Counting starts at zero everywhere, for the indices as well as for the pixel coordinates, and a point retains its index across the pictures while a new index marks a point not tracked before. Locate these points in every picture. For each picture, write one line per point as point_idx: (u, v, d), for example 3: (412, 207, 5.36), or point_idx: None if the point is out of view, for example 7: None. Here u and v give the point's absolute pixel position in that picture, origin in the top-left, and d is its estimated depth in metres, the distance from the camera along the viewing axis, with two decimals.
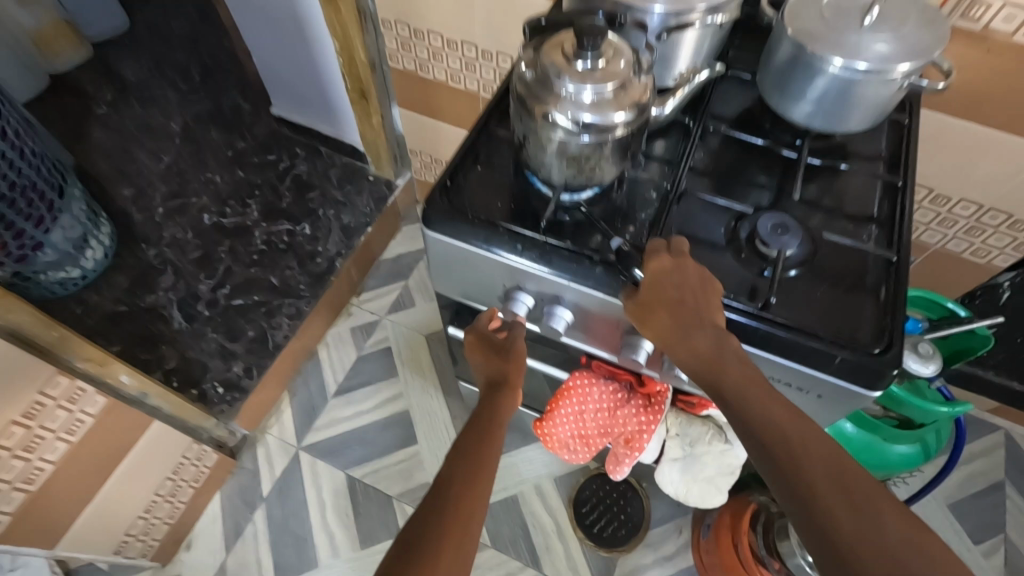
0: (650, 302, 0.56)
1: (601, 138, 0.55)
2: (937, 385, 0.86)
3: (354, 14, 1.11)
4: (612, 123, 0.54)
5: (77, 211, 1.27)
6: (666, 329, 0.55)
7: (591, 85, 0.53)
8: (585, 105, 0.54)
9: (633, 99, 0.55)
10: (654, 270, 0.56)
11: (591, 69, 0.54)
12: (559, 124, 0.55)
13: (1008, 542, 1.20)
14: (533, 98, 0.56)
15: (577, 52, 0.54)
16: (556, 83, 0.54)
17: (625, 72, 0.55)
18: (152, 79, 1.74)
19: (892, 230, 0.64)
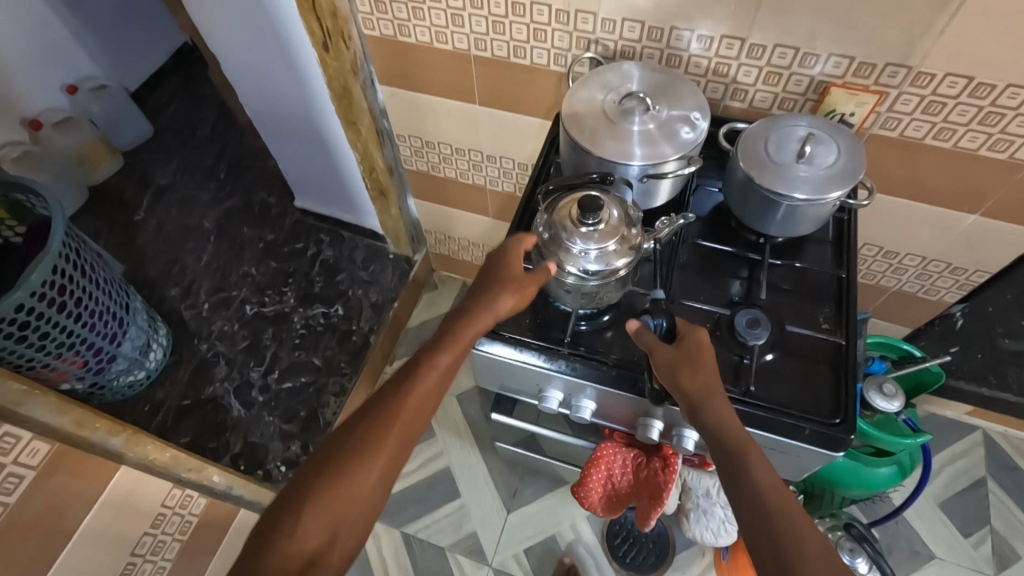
0: (689, 364, 0.70)
1: (607, 279, 0.72)
2: (903, 416, 1.02)
3: (374, 135, 1.27)
4: (615, 268, 0.72)
5: (141, 321, 1.44)
6: (699, 387, 0.68)
7: (594, 245, 0.71)
8: (592, 257, 0.71)
9: (628, 248, 0.72)
10: (701, 342, 0.71)
11: (594, 231, 0.72)
12: (570, 273, 0.72)
13: (994, 532, 1.35)
14: (550, 252, 0.73)
15: (581, 219, 0.71)
16: (568, 243, 0.72)
17: (620, 227, 0.73)
18: (183, 181, 1.91)
19: (843, 312, 0.80)
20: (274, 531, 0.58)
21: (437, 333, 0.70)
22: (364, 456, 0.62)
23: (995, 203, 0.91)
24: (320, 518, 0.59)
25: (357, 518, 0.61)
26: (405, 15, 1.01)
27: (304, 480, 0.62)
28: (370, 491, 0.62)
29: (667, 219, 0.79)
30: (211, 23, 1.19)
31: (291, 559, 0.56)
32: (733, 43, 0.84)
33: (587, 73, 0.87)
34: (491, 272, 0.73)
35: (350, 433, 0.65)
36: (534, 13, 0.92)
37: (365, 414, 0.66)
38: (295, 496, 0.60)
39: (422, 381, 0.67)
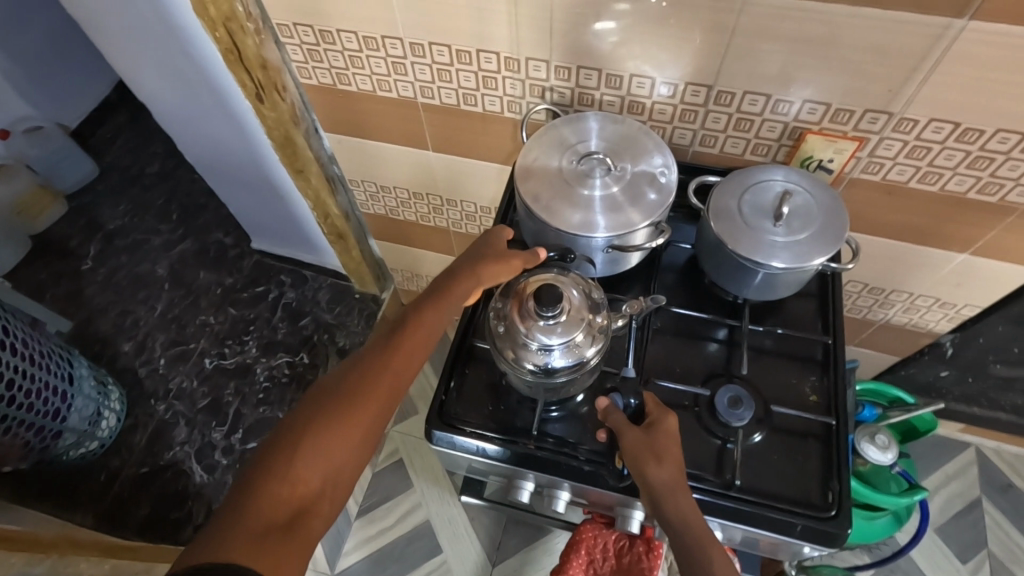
0: (655, 452, 0.63)
1: (574, 371, 0.67)
2: (898, 467, 0.96)
3: (324, 182, 1.17)
4: (586, 358, 0.67)
5: (88, 389, 1.34)
6: (666, 479, 0.61)
7: (557, 339, 0.66)
8: (557, 352, 0.66)
9: (595, 335, 0.67)
10: (670, 432, 0.65)
11: (556, 322, 0.66)
12: (529, 366, 0.67)
13: (991, 556, 1.31)
14: (506, 346, 0.68)
15: (539, 312, 0.65)
16: (529, 336, 0.66)
17: (582, 315, 0.67)
18: (133, 225, 1.79)
19: (831, 382, 0.74)
20: (260, 477, 0.54)
21: (423, 293, 0.69)
22: (353, 404, 0.59)
23: (986, 243, 0.85)
24: (310, 464, 0.55)
25: (350, 467, 0.57)
26: (342, 63, 0.92)
27: (290, 428, 0.58)
28: (361, 439, 0.58)
29: (634, 301, 0.71)
30: (134, 69, 1.08)
31: (282, 504, 0.53)
32: (699, 91, 0.77)
33: (542, 128, 0.80)
34: (472, 250, 0.73)
35: (337, 384, 0.61)
36: (481, 61, 0.84)
37: (353, 365, 0.63)
38: (281, 443, 0.56)
39: (411, 337, 0.65)
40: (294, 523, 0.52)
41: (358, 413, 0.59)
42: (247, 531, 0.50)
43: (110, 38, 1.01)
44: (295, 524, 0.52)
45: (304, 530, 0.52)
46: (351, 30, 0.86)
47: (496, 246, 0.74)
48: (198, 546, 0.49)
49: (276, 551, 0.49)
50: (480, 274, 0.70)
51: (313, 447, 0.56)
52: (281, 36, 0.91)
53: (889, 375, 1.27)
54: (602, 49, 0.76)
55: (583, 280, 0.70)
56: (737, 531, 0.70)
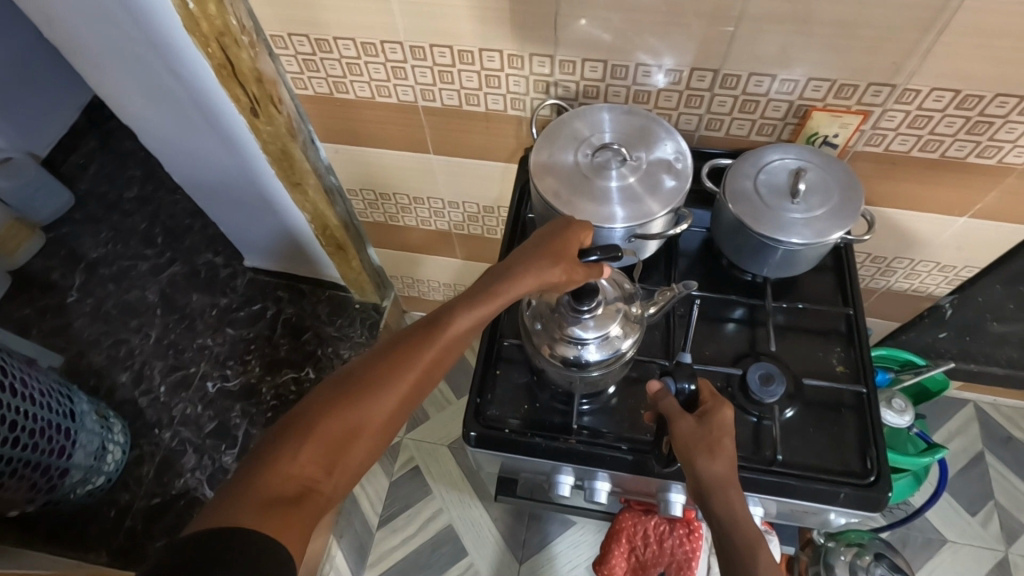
0: (707, 444, 0.62)
1: (609, 364, 0.69)
2: (914, 429, 1.00)
3: (323, 194, 1.15)
4: (622, 351, 0.69)
5: (90, 424, 1.30)
6: (718, 473, 0.60)
7: (594, 332, 0.67)
8: (591, 346, 0.68)
9: (630, 325, 0.69)
10: (724, 424, 0.63)
11: (592, 316, 0.68)
12: (567, 356, 0.69)
13: (999, 507, 1.36)
14: (543, 343, 0.70)
15: (578, 306, 0.67)
16: (564, 331, 0.68)
17: (617, 306, 0.69)
18: (116, 252, 1.74)
19: (855, 352, 0.77)
20: (273, 450, 0.54)
21: (472, 285, 0.64)
22: (377, 393, 0.58)
23: (984, 205, 0.88)
24: (325, 445, 0.55)
25: (361, 453, 0.57)
26: (339, 71, 0.91)
27: (312, 407, 0.57)
28: (377, 429, 0.58)
29: (666, 290, 0.72)
30: (117, 91, 1.05)
31: (291, 480, 0.52)
32: (705, 75, 0.78)
33: (552, 124, 0.80)
34: (543, 237, 0.65)
35: (364, 368, 0.60)
36: (484, 60, 0.83)
37: (384, 352, 0.61)
38: (301, 418, 0.56)
39: (448, 330, 0.62)
40: (300, 499, 0.52)
41: (379, 401, 0.58)
42: (252, 501, 0.50)
43: (88, 60, 0.98)
44: (300, 501, 0.52)
45: (307, 509, 0.51)
46: (348, 37, 0.85)
47: (570, 240, 0.66)
48: (206, 509, 0.50)
49: (279, 525, 0.49)
50: (543, 272, 0.64)
51: (330, 430, 0.55)
52: (276, 47, 0.90)
53: (891, 340, 1.30)
54: (609, 41, 0.76)
55: (615, 273, 0.72)
56: (778, 504, 0.71)
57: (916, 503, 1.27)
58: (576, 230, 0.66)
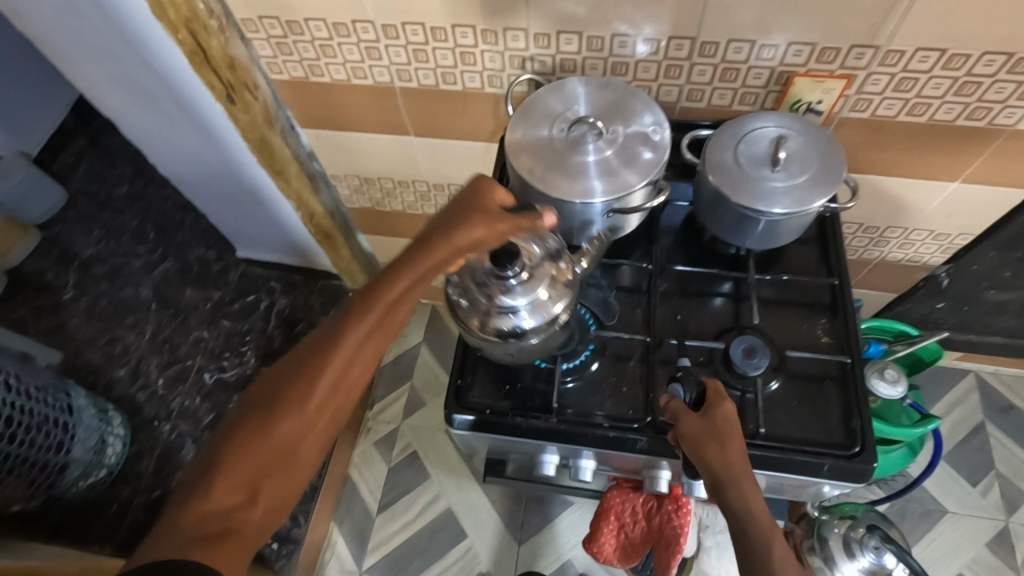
0: (715, 440, 0.61)
1: (548, 328, 0.68)
2: (908, 400, 0.99)
3: (306, 181, 1.14)
4: (554, 315, 0.68)
5: (89, 419, 1.31)
6: (732, 466, 0.60)
7: (522, 298, 0.66)
8: (524, 313, 0.67)
9: (561, 286, 0.68)
10: (729, 416, 0.63)
11: (519, 281, 0.66)
12: (502, 327, 0.68)
13: (999, 477, 1.35)
14: (472, 317, 0.68)
15: (500, 272, 0.65)
16: (492, 302, 0.67)
17: (544, 269, 0.67)
18: (109, 249, 1.74)
19: (841, 321, 0.76)
20: (191, 487, 0.52)
21: (384, 273, 0.62)
22: (294, 404, 0.56)
23: (975, 170, 0.85)
24: (246, 473, 0.53)
25: (293, 469, 0.55)
26: (313, 54, 0.89)
27: (228, 435, 0.55)
28: (305, 439, 0.56)
29: (595, 239, 0.73)
30: (94, 84, 1.03)
31: (214, 514, 0.51)
32: (682, 44, 0.76)
33: (527, 99, 0.78)
34: (453, 204, 0.66)
35: (279, 381, 0.57)
36: (457, 37, 0.81)
37: (298, 359, 0.58)
38: (219, 448, 0.54)
39: (360, 328, 0.58)
40: (226, 531, 0.50)
41: (300, 412, 0.55)
42: (175, 544, 0.49)
43: (63, 57, 0.98)
44: (228, 535, 0.50)
45: (236, 540, 0.50)
46: (319, 18, 0.83)
47: (481, 203, 0.67)
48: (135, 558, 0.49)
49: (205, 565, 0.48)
50: (455, 239, 0.63)
51: (250, 457, 0.53)
52: (247, 32, 0.89)
53: (886, 313, 1.28)
54: (584, 13, 0.74)
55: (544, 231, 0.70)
56: (763, 478, 0.71)
57: (913, 476, 1.27)
58: (489, 187, 0.68)
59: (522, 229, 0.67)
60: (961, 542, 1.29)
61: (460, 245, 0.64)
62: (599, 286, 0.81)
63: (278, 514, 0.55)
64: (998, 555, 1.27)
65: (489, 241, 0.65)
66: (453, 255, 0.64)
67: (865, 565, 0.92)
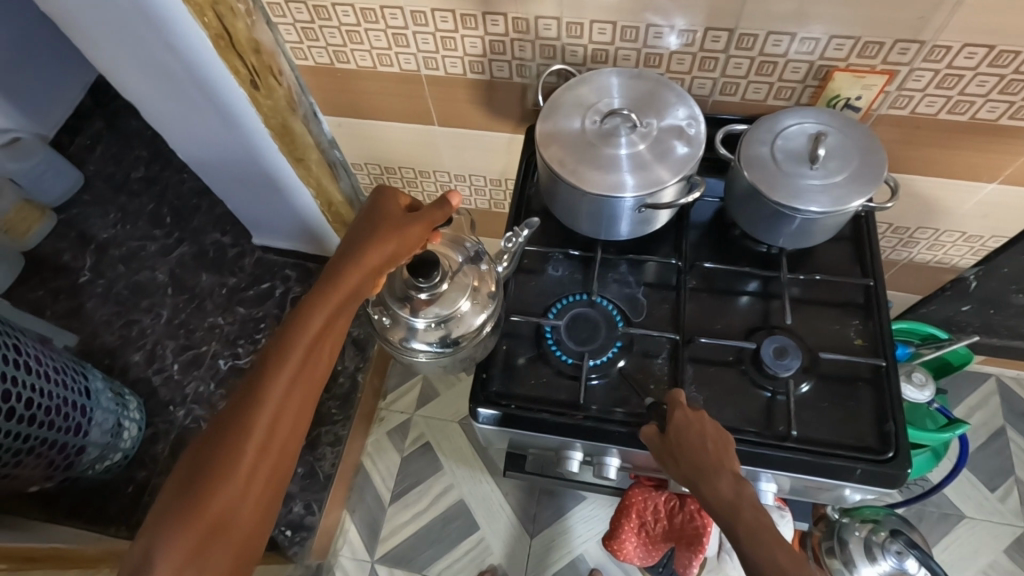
0: (672, 450, 0.63)
1: (475, 335, 0.73)
2: (934, 403, 0.97)
3: (326, 168, 1.15)
4: (477, 325, 0.72)
5: (106, 402, 1.32)
6: (685, 474, 0.61)
7: (440, 310, 0.72)
8: (446, 324, 0.72)
9: (479, 295, 0.73)
10: (679, 421, 0.64)
11: (434, 294, 0.71)
12: (429, 337, 0.73)
13: (1018, 482, 1.33)
14: (396, 331, 0.73)
15: (415, 288, 0.71)
16: (414, 315, 0.72)
17: (460, 281, 0.73)
18: (126, 232, 1.74)
19: (874, 324, 0.74)
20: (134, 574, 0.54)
21: (295, 318, 0.63)
22: (223, 470, 0.58)
23: (1014, 170, 0.83)
24: (188, 549, 0.56)
25: (237, 533, 0.59)
26: (339, 40, 0.88)
27: (161, 519, 0.57)
28: (245, 500, 0.59)
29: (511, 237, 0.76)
30: (116, 66, 1.02)
31: None
32: (719, 36, 0.74)
33: (557, 90, 0.77)
34: (351, 232, 0.68)
35: (202, 454, 0.59)
36: (487, 24, 0.80)
37: (220, 425, 0.60)
38: (157, 531, 0.56)
39: (276, 384, 0.61)
40: None
41: (232, 474, 0.58)
42: None
43: (86, 38, 0.96)
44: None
45: None
46: (347, 3, 0.81)
47: (385, 222, 0.68)
48: None
49: None
50: (365, 260, 0.65)
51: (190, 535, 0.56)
52: (273, 16, 0.87)
53: (910, 314, 1.26)
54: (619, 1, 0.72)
55: (463, 242, 0.77)
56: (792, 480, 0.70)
57: (932, 480, 1.25)
58: (388, 203, 0.70)
59: (435, 221, 0.69)
60: (978, 548, 1.28)
61: (371, 266, 0.65)
62: (626, 283, 0.80)
63: None
64: (1016, 562, 1.26)
65: (405, 251, 0.68)
66: (368, 275, 0.65)
67: (885, 569, 0.91)
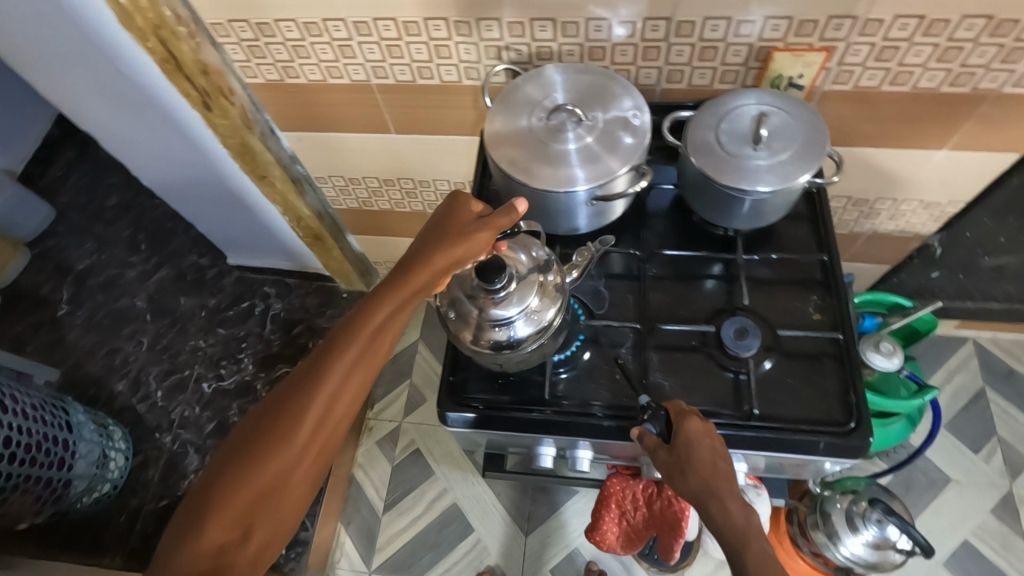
0: (682, 466, 0.63)
1: (543, 334, 0.69)
2: (905, 371, 0.99)
3: (290, 184, 1.14)
4: (547, 321, 0.69)
5: (88, 434, 1.31)
6: (695, 491, 0.62)
7: (514, 310, 0.68)
8: (518, 322, 0.69)
9: (549, 293, 0.70)
10: (693, 432, 0.64)
11: (508, 292, 0.68)
12: (500, 339, 0.69)
13: (1001, 443, 1.35)
14: (463, 330, 0.70)
15: (490, 288, 0.67)
16: (484, 315, 0.68)
17: (530, 279, 0.69)
18: (103, 261, 1.73)
19: (833, 297, 0.75)
20: (186, 527, 0.56)
21: (365, 301, 0.63)
22: (279, 444, 0.58)
23: (962, 136, 0.84)
24: (236, 513, 0.57)
25: (282, 505, 0.59)
26: (286, 55, 0.88)
27: (217, 478, 0.58)
28: (292, 475, 0.59)
29: (585, 249, 0.75)
30: (71, 97, 1.02)
31: (205, 555, 0.55)
32: (658, 25, 0.75)
33: (504, 89, 0.77)
34: (428, 228, 0.68)
35: (259, 424, 0.60)
36: (430, 30, 0.80)
37: (280, 395, 0.61)
38: (212, 488, 0.57)
39: (337, 366, 0.61)
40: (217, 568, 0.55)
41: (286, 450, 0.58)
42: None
43: (36, 70, 0.96)
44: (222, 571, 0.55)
45: None
46: (289, 18, 0.82)
47: (459, 224, 0.67)
48: None
49: None
50: (434, 262, 0.65)
51: (237, 499, 0.57)
52: (217, 36, 0.87)
53: (883, 284, 1.28)
54: None
55: (530, 242, 0.73)
56: (762, 457, 0.71)
57: (914, 447, 1.27)
58: (464, 203, 0.69)
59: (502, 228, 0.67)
60: (965, 509, 1.29)
61: (441, 267, 0.65)
62: (589, 276, 0.80)
63: (265, 551, 0.59)
64: (1003, 521, 1.28)
65: (472, 255, 0.66)
66: (435, 276, 0.65)
67: (869, 539, 0.92)
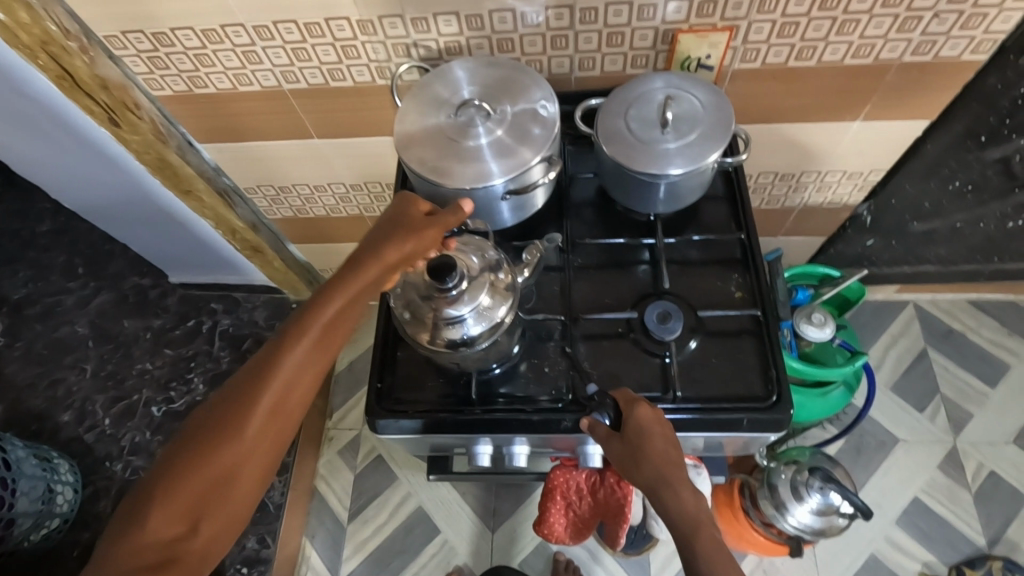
0: (635, 457, 0.62)
1: (496, 333, 0.68)
2: (839, 339, 1.01)
3: (218, 198, 1.11)
4: (499, 319, 0.67)
5: (29, 469, 1.24)
6: (648, 481, 0.61)
7: (467, 310, 0.66)
8: (470, 321, 0.67)
9: (501, 291, 0.68)
10: (643, 419, 0.63)
11: (461, 291, 0.66)
12: (455, 338, 0.67)
13: (945, 400, 1.39)
14: (421, 331, 0.68)
15: (443, 286, 0.65)
16: (438, 315, 0.67)
17: (483, 278, 0.68)
18: (39, 289, 1.67)
19: (752, 274, 0.76)
20: (130, 518, 0.52)
21: (319, 292, 0.61)
22: (231, 433, 0.55)
23: (873, 106, 0.86)
24: (184, 504, 0.53)
25: (235, 496, 0.56)
26: (190, 65, 0.85)
27: (167, 468, 0.54)
28: (246, 464, 0.56)
29: (534, 247, 0.74)
30: None
31: (152, 548, 0.51)
32: (561, 13, 0.74)
33: (412, 88, 0.76)
34: (382, 224, 0.66)
35: (212, 412, 0.56)
36: (333, 30, 0.78)
37: (235, 383, 0.58)
38: (158, 479, 0.54)
39: (293, 355, 0.58)
40: (163, 563, 0.51)
41: (238, 439, 0.55)
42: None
43: None
44: (169, 564, 0.51)
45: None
46: (186, 26, 0.79)
47: (412, 217, 0.66)
48: None
49: None
50: (387, 256, 0.63)
51: (187, 487, 0.53)
52: (113, 49, 0.83)
53: (822, 255, 1.30)
54: None
55: (484, 244, 0.72)
56: (694, 438, 0.72)
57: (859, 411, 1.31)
58: (411, 202, 0.67)
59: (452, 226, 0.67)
60: (914, 468, 1.33)
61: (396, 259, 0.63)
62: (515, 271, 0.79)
63: (216, 545, 0.55)
64: (950, 476, 1.32)
65: (421, 252, 0.65)
66: (386, 272, 0.63)
67: (814, 506, 0.94)
